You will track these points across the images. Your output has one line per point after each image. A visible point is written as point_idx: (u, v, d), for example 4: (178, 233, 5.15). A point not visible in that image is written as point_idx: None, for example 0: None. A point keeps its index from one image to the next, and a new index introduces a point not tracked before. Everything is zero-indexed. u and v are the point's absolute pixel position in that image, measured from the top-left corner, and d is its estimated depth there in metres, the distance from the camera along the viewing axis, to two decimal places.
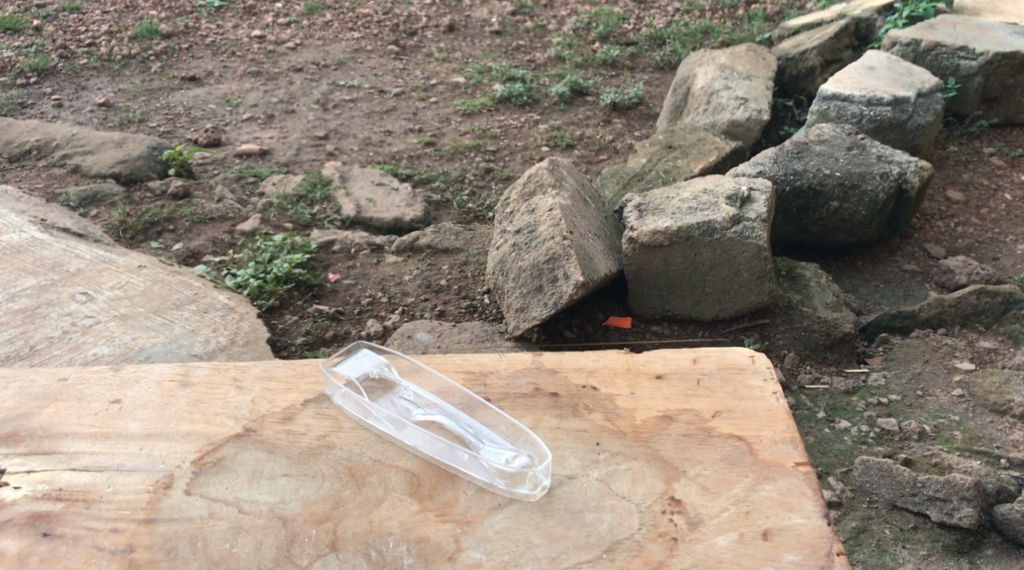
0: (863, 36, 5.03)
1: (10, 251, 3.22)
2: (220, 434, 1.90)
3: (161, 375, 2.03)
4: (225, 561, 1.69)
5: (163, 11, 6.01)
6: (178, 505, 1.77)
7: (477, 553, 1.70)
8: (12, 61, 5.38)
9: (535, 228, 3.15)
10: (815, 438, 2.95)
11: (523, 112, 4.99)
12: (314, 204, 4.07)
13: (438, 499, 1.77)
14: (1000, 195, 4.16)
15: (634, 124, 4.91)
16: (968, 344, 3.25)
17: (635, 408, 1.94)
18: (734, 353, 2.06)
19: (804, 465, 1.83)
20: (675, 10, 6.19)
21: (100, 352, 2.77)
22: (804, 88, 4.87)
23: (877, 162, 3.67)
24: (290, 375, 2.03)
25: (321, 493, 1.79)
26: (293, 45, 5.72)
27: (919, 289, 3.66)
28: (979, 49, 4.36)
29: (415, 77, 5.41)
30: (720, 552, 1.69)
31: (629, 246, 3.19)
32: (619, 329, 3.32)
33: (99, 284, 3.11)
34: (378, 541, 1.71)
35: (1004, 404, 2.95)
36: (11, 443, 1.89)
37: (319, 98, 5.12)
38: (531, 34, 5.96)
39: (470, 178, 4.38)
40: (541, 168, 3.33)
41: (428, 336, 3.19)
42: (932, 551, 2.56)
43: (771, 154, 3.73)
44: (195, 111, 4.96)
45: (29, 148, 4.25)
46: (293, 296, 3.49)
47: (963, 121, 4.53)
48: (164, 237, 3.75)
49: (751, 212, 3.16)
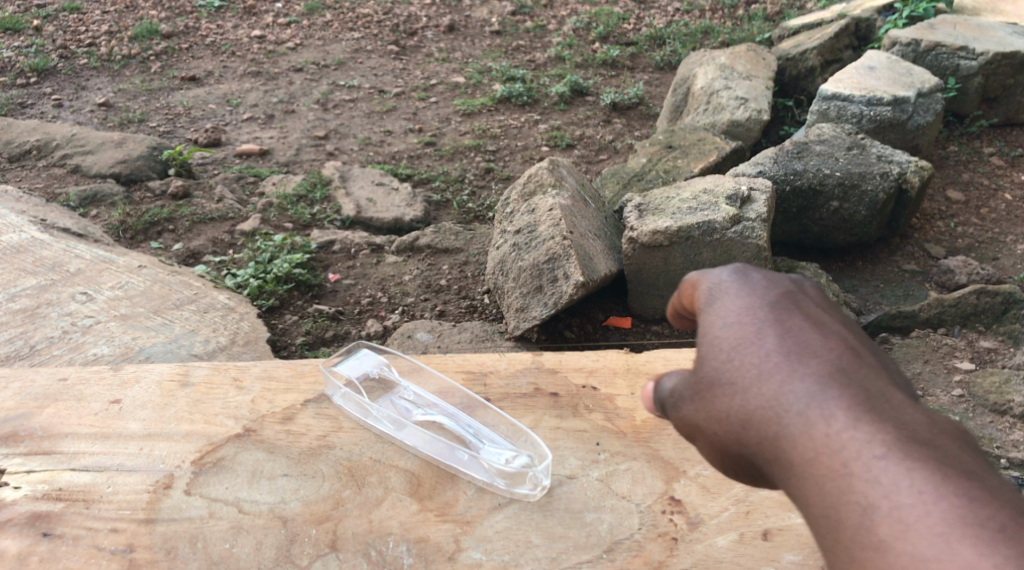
0: (863, 37, 5.03)
1: (9, 251, 3.22)
2: (220, 434, 1.90)
3: (162, 375, 2.03)
4: (225, 561, 1.68)
5: (163, 11, 6.01)
6: (179, 505, 1.76)
7: (477, 553, 1.69)
8: (12, 61, 5.37)
9: (535, 228, 3.15)
10: None
11: (523, 112, 4.99)
12: (314, 204, 4.07)
13: (438, 498, 1.77)
14: (1000, 195, 4.15)
15: (634, 124, 4.91)
16: (968, 344, 3.25)
17: (635, 408, 1.94)
18: None
19: None
20: (675, 10, 6.19)
21: (100, 352, 2.77)
22: (804, 88, 4.87)
23: (878, 162, 3.68)
24: (290, 374, 2.03)
25: (321, 493, 1.79)
26: (293, 45, 5.72)
27: (920, 289, 3.66)
28: (979, 49, 4.37)
29: (415, 78, 5.41)
30: (720, 552, 1.69)
31: (630, 246, 3.19)
32: (619, 329, 3.31)
33: (99, 284, 3.11)
34: (379, 541, 1.71)
35: (1004, 404, 2.95)
36: (11, 443, 1.89)
37: (319, 98, 5.12)
38: (531, 34, 5.96)
39: (470, 178, 4.38)
40: (541, 168, 3.33)
41: (428, 336, 3.19)
42: None
43: (771, 154, 3.72)
44: (195, 111, 4.96)
45: (30, 148, 4.26)
46: (293, 296, 3.49)
47: (963, 121, 4.54)
48: (164, 237, 3.75)
49: (751, 212, 3.16)
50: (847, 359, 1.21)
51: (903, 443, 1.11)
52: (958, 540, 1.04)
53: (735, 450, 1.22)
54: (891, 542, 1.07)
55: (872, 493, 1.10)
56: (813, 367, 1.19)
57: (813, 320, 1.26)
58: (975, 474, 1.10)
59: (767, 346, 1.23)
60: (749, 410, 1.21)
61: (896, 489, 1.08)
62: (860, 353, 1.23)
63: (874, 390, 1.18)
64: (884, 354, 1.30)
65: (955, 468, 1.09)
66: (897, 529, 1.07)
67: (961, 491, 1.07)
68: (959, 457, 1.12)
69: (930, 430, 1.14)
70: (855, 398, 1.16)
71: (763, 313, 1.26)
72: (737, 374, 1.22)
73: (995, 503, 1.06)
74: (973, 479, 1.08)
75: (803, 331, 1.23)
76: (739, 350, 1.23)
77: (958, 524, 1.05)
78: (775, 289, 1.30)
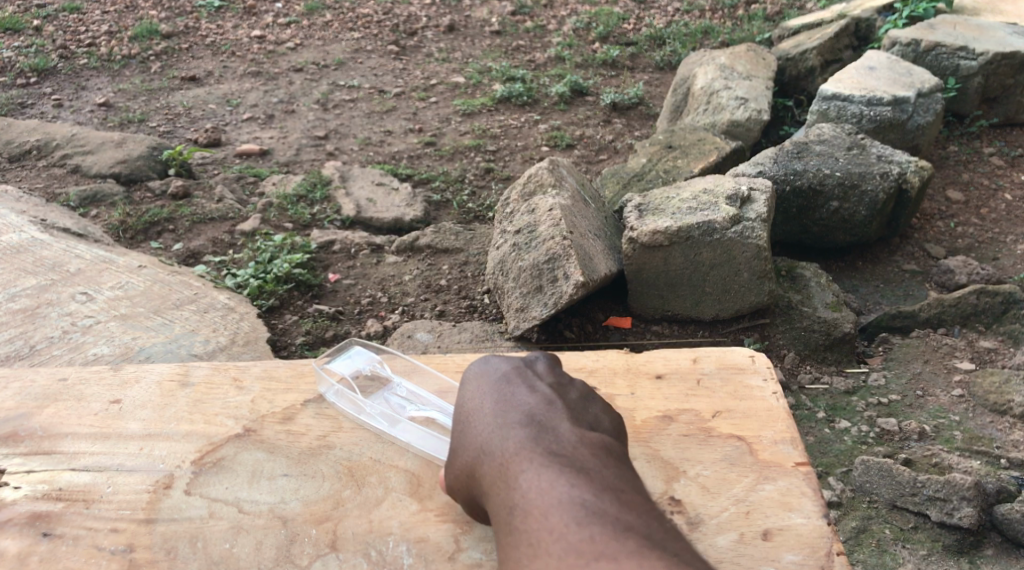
0: (863, 37, 5.03)
1: (10, 251, 3.22)
2: (220, 434, 1.90)
3: (162, 375, 2.03)
4: (225, 561, 1.68)
5: (163, 11, 6.01)
6: (179, 505, 1.77)
7: (477, 553, 1.69)
8: (11, 61, 5.37)
9: (535, 228, 3.15)
10: (815, 438, 2.95)
11: (523, 112, 4.99)
12: (314, 205, 4.07)
13: (438, 498, 1.77)
14: (1000, 195, 4.15)
15: (634, 124, 4.91)
16: (968, 344, 3.25)
17: (635, 408, 1.94)
18: (734, 353, 2.06)
19: (804, 465, 1.83)
20: (675, 10, 6.20)
21: (100, 352, 2.77)
22: (804, 88, 4.88)
23: (878, 162, 3.68)
24: (290, 375, 2.03)
25: (322, 493, 1.79)
26: (293, 45, 5.72)
27: (919, 289, 3.66)
28: (979, 49, 4.37)
29: (415, 78, 5.41)
30: (720, 551, 1.69)
31: (629, 247, 3.19)
32: (619, 329, 3.31)
33: (99, 284, 3.11)
34: (379, 541, 1.71)
35: (1004, 404, 2.95)
36: (11, 444, 1.89)
37: (319, 98, 5.12)
38: (531, 34, 5.96)
39: (470, 178, 4.38)
40: (541, 168, 3.33)
41: (428, 336, 3.19)
42: (932, 552, 2.55)
43: (771, 154, 3.72)
44: (195, 111, 4.96)
45: (29, 148, 4.26)
46: (293, 296, 3.49)
47: (963, 121, 4.54)
48: (164, 237, 3.75)
49: (751, 212, 3.16)
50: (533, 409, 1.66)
51: (540, 455, 1.56)
52: (553, 512, 1.47)
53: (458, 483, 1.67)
54: (519, 522, 1.49)
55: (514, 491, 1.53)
56: (507, 416, 1.65)
57: (523, 383, 1.71)
58: (588, 470, 1.53)
59: (485, 405, 1.69)
60: (462, 453, 1.66)
61: (527, 484, 1.52)
62: (547, 402, 1.67)
63: (540, 423, 1.62)
64: (591, 404, 1.72)
65: (570, 467, 1.53)
66: (521, 511, 1.50)
67: (562, 481, 1.50)
68: (582, 460, 1.55)
69: (573, 446, 1.58)
70: (523, 430, 1.61)
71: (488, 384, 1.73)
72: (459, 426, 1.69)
73: (588, 485, 1.49)
74: (578, 473, 1.52)
75: (513, 394, 1.69)
76: (463, 412, 1.71)
77: (555, 500, 1.48)
78: (507, 368, 1.74)
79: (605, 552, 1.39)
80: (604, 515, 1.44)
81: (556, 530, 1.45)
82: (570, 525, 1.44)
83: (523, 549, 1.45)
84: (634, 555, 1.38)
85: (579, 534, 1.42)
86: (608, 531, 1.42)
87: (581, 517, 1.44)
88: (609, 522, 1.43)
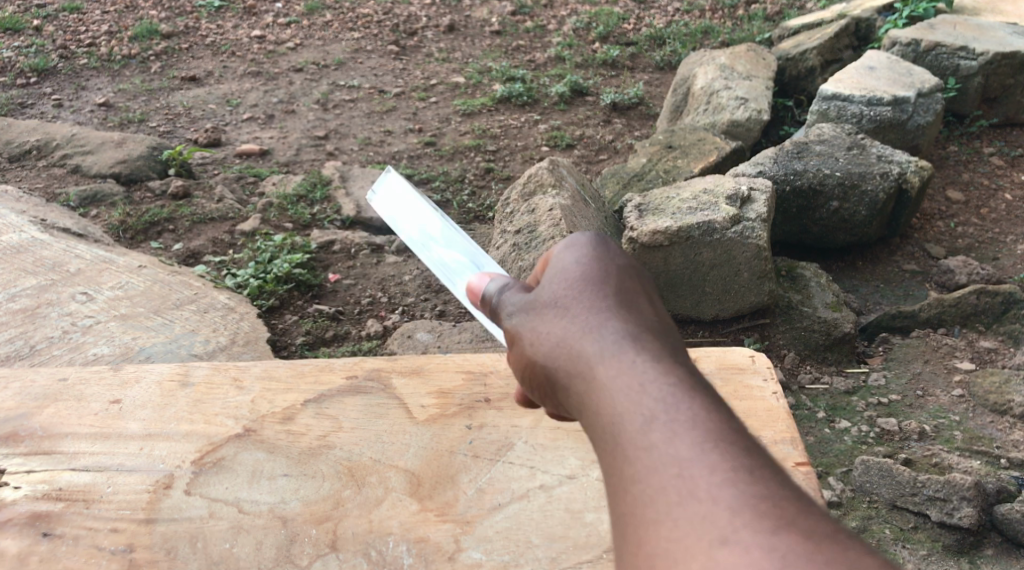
0: (863, 36, 5.03)
1: (9, 251, 3.21)
2: (220, 434, 1.90)
3: (161, 375, 2.03)
4: (225, 561, 1.68)
5: (163, 11, 6.02)
6: (178, 505, 1.76)
7: (477, 553, 1.69)
8: (11, 61, 5.37)
9: (535, 228, 3.14)
10: (815, 438, 2.94)
11: (523, 112, 4.99)
12: (314, 205, 4.07)
13: (438, 498, 1.78)
14: (1000, 195, 4.15)
15: (634, 124, 4.91)
16: (968, 344, 3.25)
17: None
18: (734, 353, 2.06)
19: (804, 465, 1.83)
20: (675, 10, 6.20)
21: (100, 352, 2.77)
22: (804, 88, 4.88)
23: (878, 162, 3.68)
24: (290, 374, 2.03)
25: (321, 493, 1.79)
26: (292, 45, 5.72)
27: (919, 289, 3.66)
28: (979, 49, 4.37)
29: (415, 78, 5.41)
30: None
31: (630, 246, 3.19)
32: None
33: (99, 285, 3.11)
34: (378, 541, 1.71)
35: (1004, 404, 2.94)
36: (11, 443, 1.89)
37: (319, 98, 5.12)
38: (531, 34, 5.96)
39: (470, 178, 4.38)
40: (541, 168, 3.34)
41: (428, 336, 3.18)
42: (932, 552, 2.54)
43: (771, 154, 3.72)
44: (195, 111, 4.96)
45: (30, 148, 4.26)
46: (293, 296, 3.48)
47: (963, 121, 4.54)
48: (164, 237, 3.75)
49: (751, 212, 3.18)
50: (663, 322, 1.39)
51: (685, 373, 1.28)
52: (712, 447, 1.19)
53: (543, 362, 1.37)
54: (660, 446, 1.21)
55: (653, 404, 1.24)
56: (632, 316, 1.36)
57: (646, 288, 1.43)
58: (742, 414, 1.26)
59: (601, 289, 1.40)
60: (570, 335, 1.35)
61: (674, 398, 1.24)
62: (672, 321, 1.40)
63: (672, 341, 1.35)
64: None
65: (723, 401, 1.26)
66: (666, 430, 1.22)
67: (725, 416, 1.23)
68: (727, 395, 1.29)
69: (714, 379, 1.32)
70: (657, 340, 1.33)
71: (606, 265, 1.43)
72: (566, 302, 1.39)
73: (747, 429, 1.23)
74: (732, 412, 1.24)
75: (636, 293, 1.40)
76: (574, 285, 1.40)
77: (716, 432, 1.20)
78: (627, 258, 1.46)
79: (795, 516, 1.13)
80: (778, 471, 1.18)
81: (719, 469, 1.17)
82: (741, 470, 1.17)
83: (673, 482, 1.18)
84: (829, 533, 1.12)
85: (754, 489, 1.15)
86: (791, 495, 1.15)
87: (753, 466, 1.17)
88: (787, 483, 1.17)
